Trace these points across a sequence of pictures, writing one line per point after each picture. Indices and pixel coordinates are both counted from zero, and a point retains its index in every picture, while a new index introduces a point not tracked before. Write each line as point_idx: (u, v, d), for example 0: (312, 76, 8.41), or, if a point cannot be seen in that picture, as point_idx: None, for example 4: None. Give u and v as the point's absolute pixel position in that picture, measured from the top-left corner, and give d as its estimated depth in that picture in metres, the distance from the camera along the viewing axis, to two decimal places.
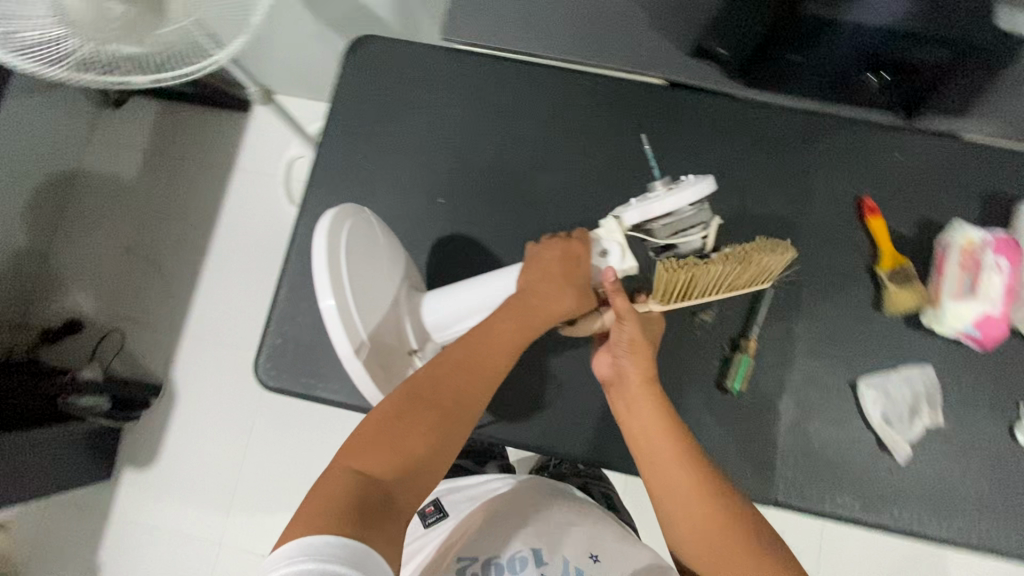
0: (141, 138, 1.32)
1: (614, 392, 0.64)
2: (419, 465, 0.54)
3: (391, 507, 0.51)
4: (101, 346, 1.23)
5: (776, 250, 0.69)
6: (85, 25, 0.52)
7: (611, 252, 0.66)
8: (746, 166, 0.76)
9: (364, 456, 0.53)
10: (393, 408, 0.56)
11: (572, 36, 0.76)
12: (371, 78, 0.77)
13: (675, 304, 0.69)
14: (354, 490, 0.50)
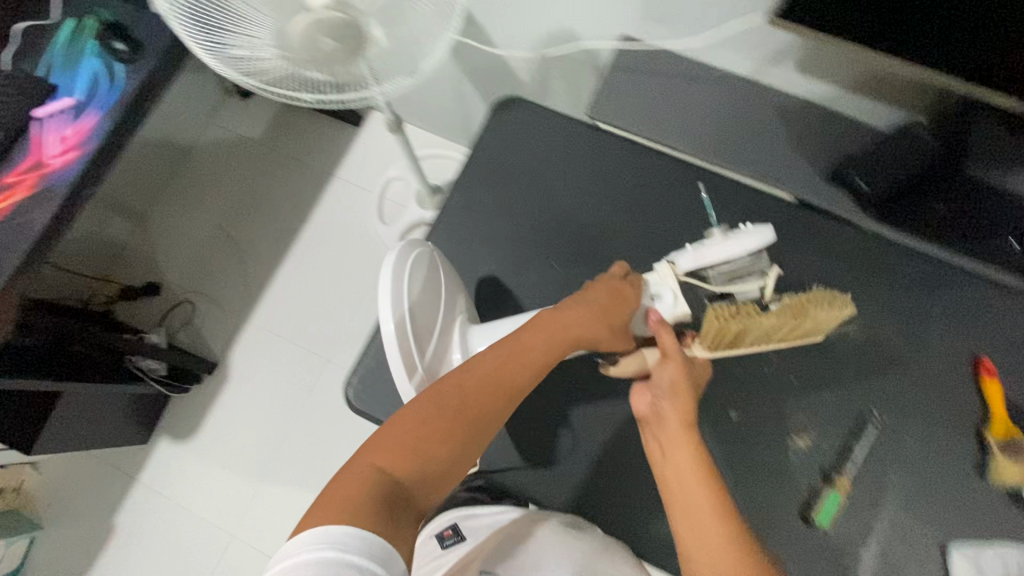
0: (289, 133, 1.50)
1: (649, 430, 0.65)
2: (433, 468, 0.55)
3: (406, 509, 0.52)
4: (172, 314, 1.39)
5: (834, 303, 0.69)
6: (300, 51, 0.59)
7: (663, 297, 0.70)
8: (850, 296, 0.73)
9: (388, 453, 0.54)
10: (421, 412, 0.57)
11: (700, 136, 0.79)
12: (503, 139, 0.84)
13: (722, 352, 0.69)
14: (376, 488, 0.51)
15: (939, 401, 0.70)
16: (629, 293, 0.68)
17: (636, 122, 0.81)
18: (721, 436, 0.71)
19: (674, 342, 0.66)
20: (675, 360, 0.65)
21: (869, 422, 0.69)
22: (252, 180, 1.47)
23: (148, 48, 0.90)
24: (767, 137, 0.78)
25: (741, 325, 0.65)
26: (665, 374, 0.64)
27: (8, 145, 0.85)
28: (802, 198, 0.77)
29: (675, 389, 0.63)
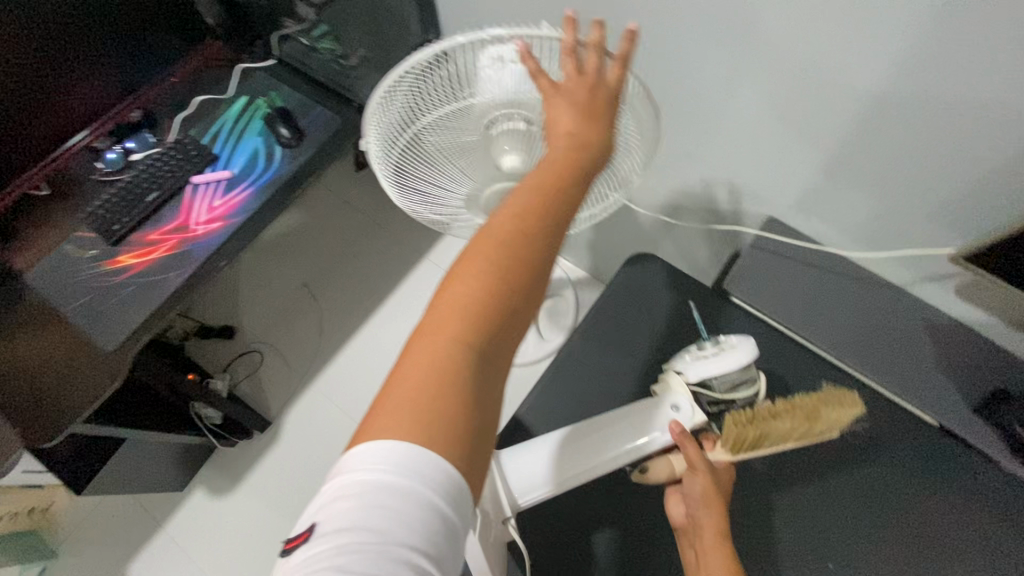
0: (391, 208, 1.56)
1: (687, 540, 0.65)
2: (497, 333, 0.41)
3: (488, 397, 0.40)
4: (239, 362, 1.40)
5: (844, 403, 0.69)
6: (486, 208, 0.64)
7: (681, 408, 0.68)
8: (987, 541, 0.68)
9: (449, 328, 0.40)
10: (476, 280, 0.41)
11: (839, 338, 0.77)
12: (628, 299, 0.88)
13: (741, 457, 0.65)
14: (449, 386, 0.38)
15: None
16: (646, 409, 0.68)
17: (770, 308, 0.80)
18: None
19: (698, 452, 0.64)
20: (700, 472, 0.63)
21: None
22: (345, 245, 1.52)
23: (308, 136, 0.97)
24: (906, 349, 0.75)
25: (757, 440, 0.64)
26: (694, 485, 0.64)
27: (162, 203, 0.90)
28: (945, 425, 0.72)
29: (704, 500, 0.63)
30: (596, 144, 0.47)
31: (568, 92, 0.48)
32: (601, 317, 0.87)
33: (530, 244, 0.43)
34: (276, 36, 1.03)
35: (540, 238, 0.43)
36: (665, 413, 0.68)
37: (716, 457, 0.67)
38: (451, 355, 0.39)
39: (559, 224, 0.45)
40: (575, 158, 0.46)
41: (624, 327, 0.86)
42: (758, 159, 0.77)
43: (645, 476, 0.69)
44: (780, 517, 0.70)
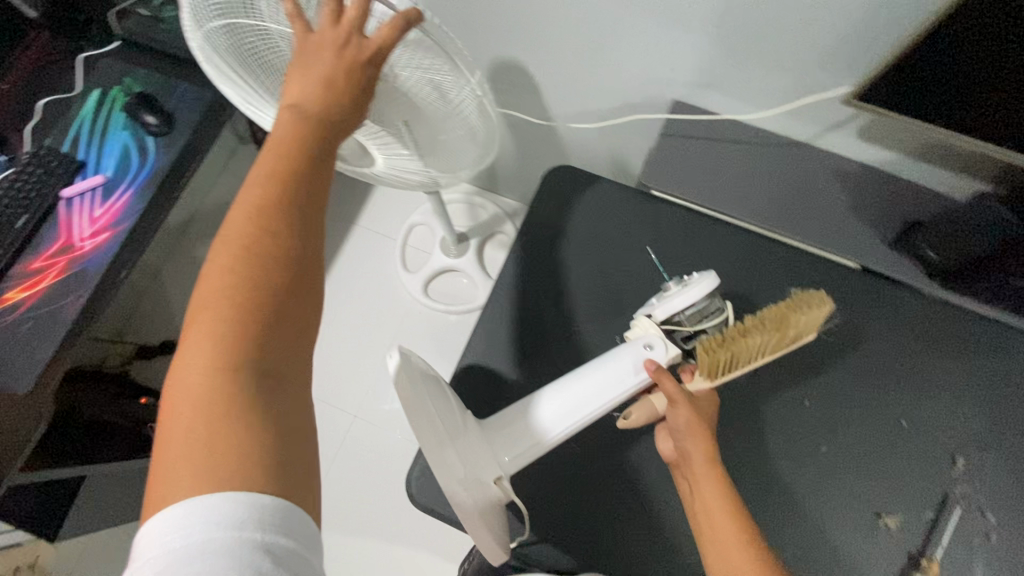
0: None
1: (680, 471, 0.66)
2: (267, 341, 0.41)
3: (283, 404, 0.40)
4: None
5: (812, 303, 0.68)
6: None
7: (655, 346, 0.67)
8: (921, 361, 0.72)
9: (204, 356, 0.39)
10: (218, 295, 0.41)
11: (764, 206, 0.77)
12: (555, 210, 0.81)
13: (721, 379, 0.67)
14: (223, 415, 0.38)
15: None
16: (623, 355, 0.67)
17: (694, 192, 0.78)
18: (799, 514, 0.67)
19: (675, 385, 0.64)
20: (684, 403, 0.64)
21: (951, 502, 0.67)
22: None
23: (179, 120, 0.88)
24: (825, 202, 0.77)
25: (730, 355, 0.64)
26: (679, 418, 0.64)
27: (35, 226, 0.81)
28: (867, 267, 0.75)
29: (689, 431, 0.63)
30: (326, 113, 0.47)
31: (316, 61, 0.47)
32: (539, 237, 0.80)
33: (265, 241, 0.42)
34: (110, 12, 0.90)
35: (274, 233, 0.43)
36: (641, 356, 0.67)
37: (694, 385, 0.68)
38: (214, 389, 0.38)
39: (301, 207, 0.45)
40: (304, 130, 0.47)
41: (557, 242, 0.79)
42: (652, 41, 0.73)
43: (629, 421, 0.68)
44: (735, 389, 0.73)
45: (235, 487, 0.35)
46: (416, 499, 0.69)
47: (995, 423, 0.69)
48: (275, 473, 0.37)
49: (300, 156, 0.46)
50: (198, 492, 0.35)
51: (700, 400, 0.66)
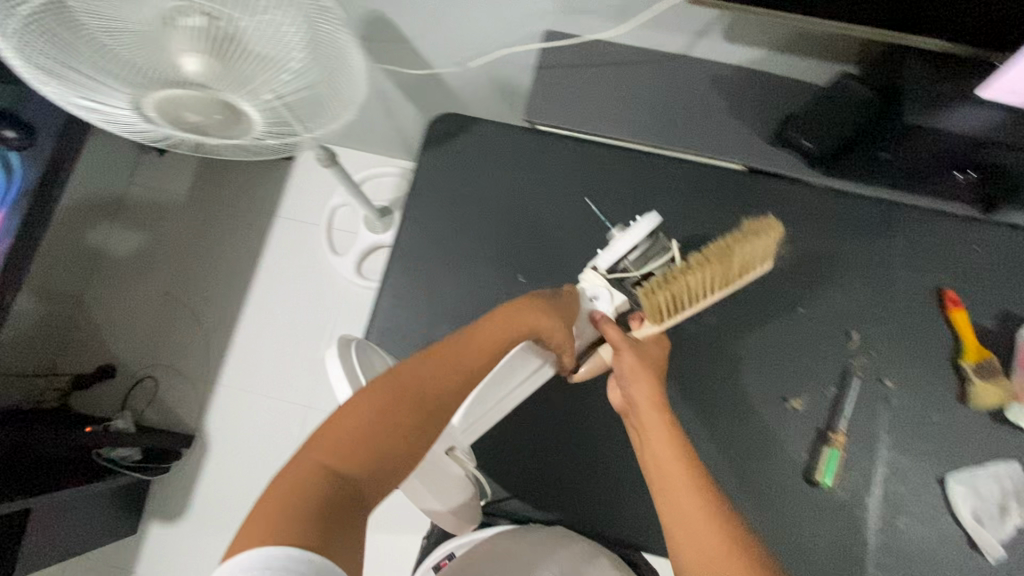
0: (217, 180, 1.42)
1: (630, 419, 0.65)
2: (379, 467, 0.52)
3: (346, 501, 0.49)
4: (135, 393, 1.31)
5: (762, 232, 0.68)
6: (175, 113, 0.58)
7: (599, 297, 0.69)
8: (813, 249, 0.75)
9: (330, 455, 0.50)
10: (367, 405, 0.52)
11: (649, 123, 0.77)
12: (444, 157, 0.78)
13: (670, 321, 0.68)
14: (322, 491, 0.48)
15: (919, 339, 0.71)
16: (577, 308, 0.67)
17: (578, 120, 0.78)
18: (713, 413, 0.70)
19: (619, 333, 0.65)
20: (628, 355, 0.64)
21: (850, 374, 0.70)
22: (189, 236, 1.40)
23: (41, 130, 0.84)
24: (705, 110, 0.77)
25: (669, 294, 0.65)
26: (622, 368, 0.63)
27: None
28: (752, 167, 0.77)
29: (631, 382, 0.62)
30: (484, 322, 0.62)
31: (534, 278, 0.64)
32: (431, 186, 0.77)
33: (427, 396, 0.55)
34: None
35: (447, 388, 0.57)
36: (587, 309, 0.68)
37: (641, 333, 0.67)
38: (316, 466, 0.50)
39: (463, 379, 0.58)
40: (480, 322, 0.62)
41: (451, 190, 0.77)
42: None
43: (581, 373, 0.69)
44: None
45: (284, 546, 0.43)
46: None
47: (882, 294, 0.73)
48: (316, 548, 0.44)
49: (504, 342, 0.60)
50: (258, 545, 0.43)
51: (647, 347, 0.66)
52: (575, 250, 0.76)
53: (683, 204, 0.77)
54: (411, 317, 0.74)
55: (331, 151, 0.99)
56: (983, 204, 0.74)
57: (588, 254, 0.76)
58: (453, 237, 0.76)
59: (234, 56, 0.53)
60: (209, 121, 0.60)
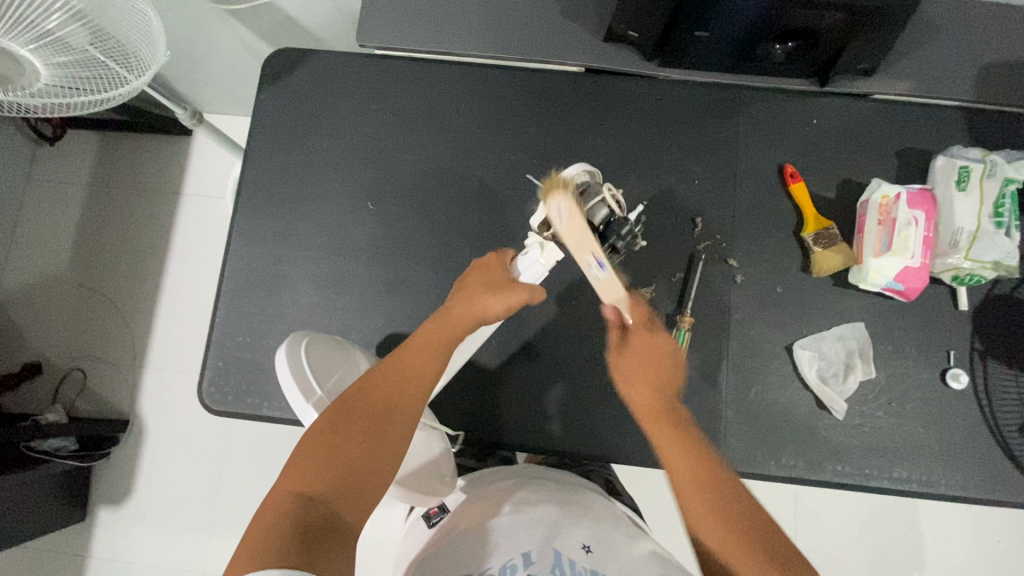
0: (116, 163, 1.39)
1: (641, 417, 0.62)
2: (353, 480, 0.55)
3: (330, 518, 0.51)
4: (63, 386, 1.31)
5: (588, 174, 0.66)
6: None
7: (531, 252, 0.69)
8: (656, 142, 0.76)
9: (303, 478, 0.54)
10: (324, 425, 0.58)
11: (482, 31, 0.75)
12: (284, 96, 0.78)
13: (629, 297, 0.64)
14: (297, 515, 0.50)
15: (761, 217, 0.73)
16: (504, 263, 0.71)
17: (410, 39, 0.76)
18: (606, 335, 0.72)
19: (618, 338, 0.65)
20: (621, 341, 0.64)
21: (696, 257, 0.73)
22: (96, 225, 1.37)
23: None
24: (537, 10, 0.75)
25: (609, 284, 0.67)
26: (619, 366, 0.63)
27: None
28: (587, 67, 0.76)
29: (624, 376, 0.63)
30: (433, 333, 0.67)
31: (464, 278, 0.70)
32: (275, 126, 0.77)
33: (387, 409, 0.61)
34: None
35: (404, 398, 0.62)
36: (521, 262, 0.70)
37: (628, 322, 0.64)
38: (288, 495, 0.52)
39: (417, 387, 0.63)
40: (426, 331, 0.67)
41: (296, 128, 0.77)
42: None
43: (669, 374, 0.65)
44: (497, 220, 0.75)
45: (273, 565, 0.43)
46: (220, 407, 0.71)
47: (725, 179, 0.75)
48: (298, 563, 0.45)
49: (449, 346, 0.66)
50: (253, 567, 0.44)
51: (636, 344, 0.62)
52: (423, 171, 0.76)
53: (528, 115, 0.77)
54: (270, 257, 0.74)
55: (196, 110, 0.97)
56: (818, 75, 0.74)
57: (436, 173, 0.76)
58: (301, 173, 0.76)
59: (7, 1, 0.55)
60: None
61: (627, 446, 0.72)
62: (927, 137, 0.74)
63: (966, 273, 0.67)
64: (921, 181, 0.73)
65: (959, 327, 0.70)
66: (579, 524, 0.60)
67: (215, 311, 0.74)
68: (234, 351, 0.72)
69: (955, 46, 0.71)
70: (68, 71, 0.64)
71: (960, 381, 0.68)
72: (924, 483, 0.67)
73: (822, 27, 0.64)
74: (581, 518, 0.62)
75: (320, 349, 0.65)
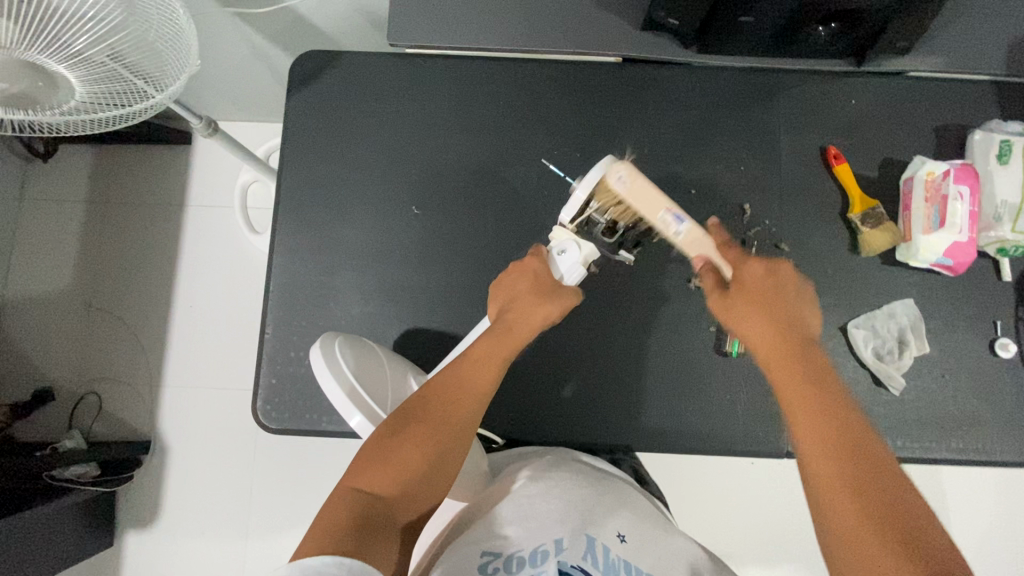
0: (114, 177, 1.34)
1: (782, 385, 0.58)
2: (411, 484, 0.55)
3: (381, 516, 0.52)
4: (78, 411, 1.26)
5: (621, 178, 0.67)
6: None
7: (567, 250, 0.69)
8: (698, 130, 0.75)
9: (363, 476, 0.54)
10: (387, 429, 0.58)
11: (519, 25, 0.73)
12: (317, 101, 0.75)
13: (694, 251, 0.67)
14: (354, 509, 0.51)
15: (807, 200, 0.74)
16: (544, 265, 0.69)
17: (444, 36, 0.73)
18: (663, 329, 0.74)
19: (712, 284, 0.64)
20: (723, 291, 0.64)
21: (748, 243, 0.73)
22: (99, 242, 1.32)
23: None
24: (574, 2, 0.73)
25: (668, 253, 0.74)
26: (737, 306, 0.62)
27: None
28: (627, 56, 0.75)
29: (735, 322, 0.62)
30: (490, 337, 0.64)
31: (513, 281, 0.68)
32: (309, 132, 0.75)
33: (446, 417, 0.59)
34: None
35: (463, 406, 0.60)
36: (559, 262, 0.70)
37: (725, 269, 0.65)
38: (349, 493, 0.53)
39: (477, 397, 0.61)
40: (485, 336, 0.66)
41: (330, 133, 0.75)
42: None
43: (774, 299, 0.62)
44: (546, 217, 0.74)
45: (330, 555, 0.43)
46: (278, 425, 0.69)
47: (769, 164, 0.75)
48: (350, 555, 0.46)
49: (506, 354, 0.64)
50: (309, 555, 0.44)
51: (748, 282, 0.62)
52: (465, 171, 0.74)
53: (567, 108, 0.76)
54: (315, 268, 0.72)
55: (211, 118, 0.92)
56: (856, 55, 0.74)
57: (480, 173, 0.75)
58: (340, 180, 0.74)
59: (38, 17, 0.52)
60: (23, 93, 0.55)
61: (689, 435, 0.73)
62: (963, 112, 0.75)
63: (1011, 244, 0.69)
64: (959, 156, 0.74)
65: (1005, 298, 0.72)
66: (610, 513, 0.59)
67: (262, 328, 0.72)
68: (286, 367, 0.70)
69: (988, 21, 0.72)
70: (100, 86, 0.60)
71: (1009, 350, 0.70)
72: (980, 453, 0.69)
73: (870, 6, 0.64)
74: (612, 508, 0.60)
75: (363, 370, 0.64)
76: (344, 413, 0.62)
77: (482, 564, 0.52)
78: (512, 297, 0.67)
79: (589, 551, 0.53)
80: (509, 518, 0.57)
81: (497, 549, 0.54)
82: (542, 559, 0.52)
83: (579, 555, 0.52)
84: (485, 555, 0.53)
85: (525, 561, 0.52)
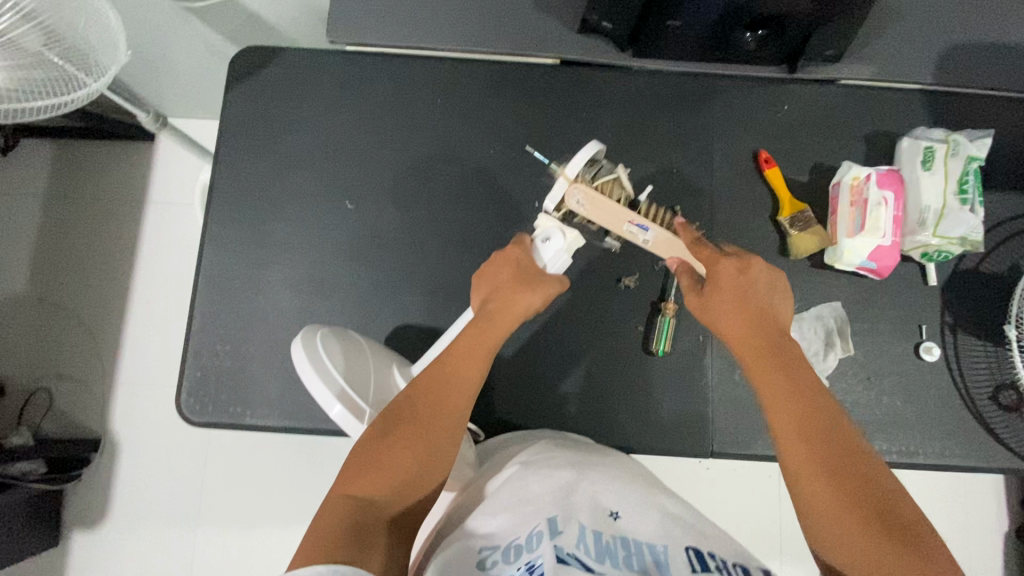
0: (75, 172, 1.33)
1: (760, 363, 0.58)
2: (406, 484, 0.55)
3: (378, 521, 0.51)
4: (28, 408, 1.25)
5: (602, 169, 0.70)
6: None
7: (552, 238, 0.69)
8: (634, 132, 0.76)
9: (356, 484, 0.53)
10: (374, 431, 0.57)
11: (457, 25, 0.74)
12: (256, 96, 0.76)
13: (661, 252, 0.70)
14: (349, 517, 0.50)
15: (739, 203, 0.75)
16: (529, 255, 0.69)
17: (381, 35, 0.74)
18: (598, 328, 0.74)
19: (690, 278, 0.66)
20: (699, 291, 0.64)
21: None
22: (57, 237, 1.31)
23: None
24: (512, 3, 0.74)
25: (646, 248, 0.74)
26: (709, 307, 0.63)
27: None
28: (564, 58, 0.76)
29: (713, 318, 0.62)
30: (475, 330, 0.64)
31: (495, 273, 0.68)
32: (245, 127, 0.75)
33: (434, 413, 0.59)
34: None
35: (450, 401, 0.60)
36: (543, 251, 0.70)
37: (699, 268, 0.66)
38: (344, 501, 0.52)
39: (464, 390, 0.61)
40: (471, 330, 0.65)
41: (267, 128, 0.75)
42: None
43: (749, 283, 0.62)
44: (482, 215, 0.74)
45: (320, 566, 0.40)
46: (202, 418, 0.69)
47: (703, 166, 0.76)
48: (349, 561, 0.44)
49: (492, 345, 0.64)
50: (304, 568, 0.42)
51: (720, 276, 0.63)
52: (400, 166, 0.75)
53: (504, 108, 0.77)
54: (247, 261, 0.72)
55: (160, 113, 0.92)
56: (788, 63, 0.75)
57: (416, 169, 0.75)
58: (275, 174, 0.74)
59: None
60: None
61: (620, 435, 0.72)
62: (893, 120, 0.76)
63: (934, 249, 0.69)
64: (889, 162, 0.76)
65: (930, 301, 0.72)
66: (606, 487, 0.54)
67: (191, 320, 0.71)
68: (213, 360, 0.70)
69: (914, 31, 0.73)
70: (22, 73, 0.60)
71: (933, 353, 0.71)
72: (902, 454, 0.70)
73: (792, 12, 0.65)
74: (605, 480, 0.56)
75: (347, 364, 0.62)
76: (326, 405, 0.59)
77: (480, 560, 0.49)
78: (494, 288, 0.67)
79: (582, 536, 0.48)
80: (501, 506, 0.53)
81: (496, 541, 0.50)
82: (537, 543, 0.47)
83: (571, 538, 0.47)
84: (483, 550, 0.50)
85: (521, 548, 0.47)
